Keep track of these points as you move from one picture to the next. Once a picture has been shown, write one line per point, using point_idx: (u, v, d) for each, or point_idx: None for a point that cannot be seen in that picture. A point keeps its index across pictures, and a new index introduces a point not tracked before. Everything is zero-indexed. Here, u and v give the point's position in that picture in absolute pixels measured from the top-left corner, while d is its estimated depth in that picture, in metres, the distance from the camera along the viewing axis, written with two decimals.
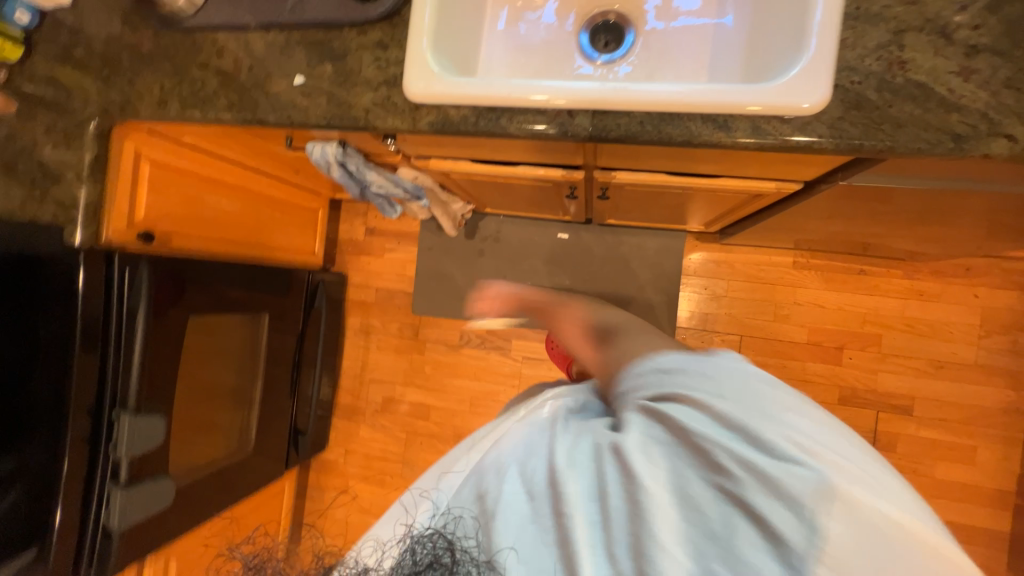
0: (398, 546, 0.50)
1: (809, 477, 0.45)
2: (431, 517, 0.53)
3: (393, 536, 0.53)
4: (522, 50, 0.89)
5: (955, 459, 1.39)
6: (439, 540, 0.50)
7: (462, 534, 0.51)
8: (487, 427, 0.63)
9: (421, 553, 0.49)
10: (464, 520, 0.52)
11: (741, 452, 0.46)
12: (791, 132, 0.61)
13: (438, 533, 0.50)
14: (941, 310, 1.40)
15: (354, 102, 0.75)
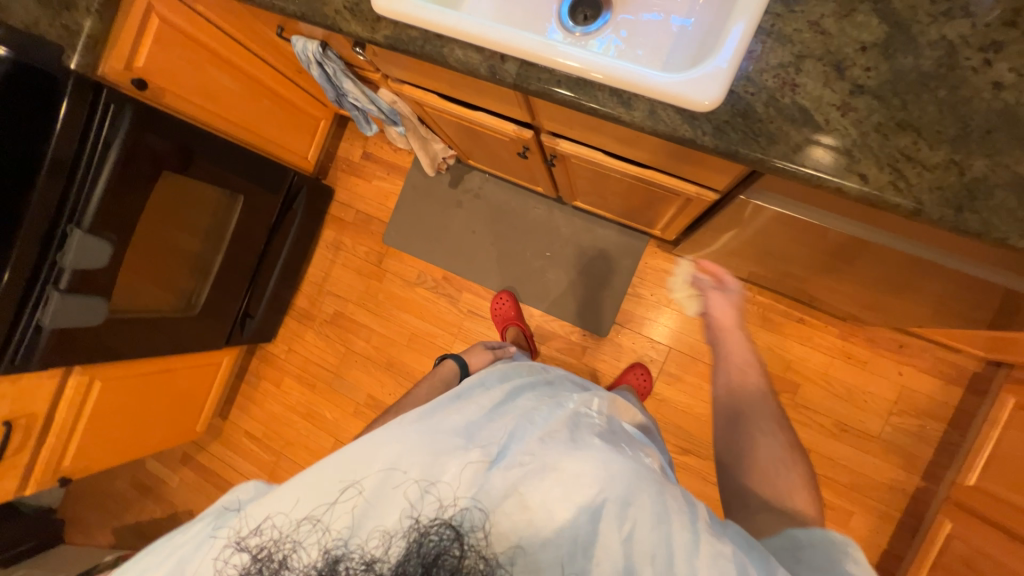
0: (408, 533, 0.63)
1: None
2: (439, 508, 0.64)
3: (401, 514, 0.64)
4: (505, 3, 0.94)
5: (830, 519, 1.43)
6: (446, 533, 0.62)
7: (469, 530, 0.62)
8: (522, 438, 0.69)
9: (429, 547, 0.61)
10: (470, 518, 0.63)
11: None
12: (681, 124, 0.66)
13: (445, 528, 0.62)
14: (863, 378, 1.43)
15: (328, 0, 0.82)
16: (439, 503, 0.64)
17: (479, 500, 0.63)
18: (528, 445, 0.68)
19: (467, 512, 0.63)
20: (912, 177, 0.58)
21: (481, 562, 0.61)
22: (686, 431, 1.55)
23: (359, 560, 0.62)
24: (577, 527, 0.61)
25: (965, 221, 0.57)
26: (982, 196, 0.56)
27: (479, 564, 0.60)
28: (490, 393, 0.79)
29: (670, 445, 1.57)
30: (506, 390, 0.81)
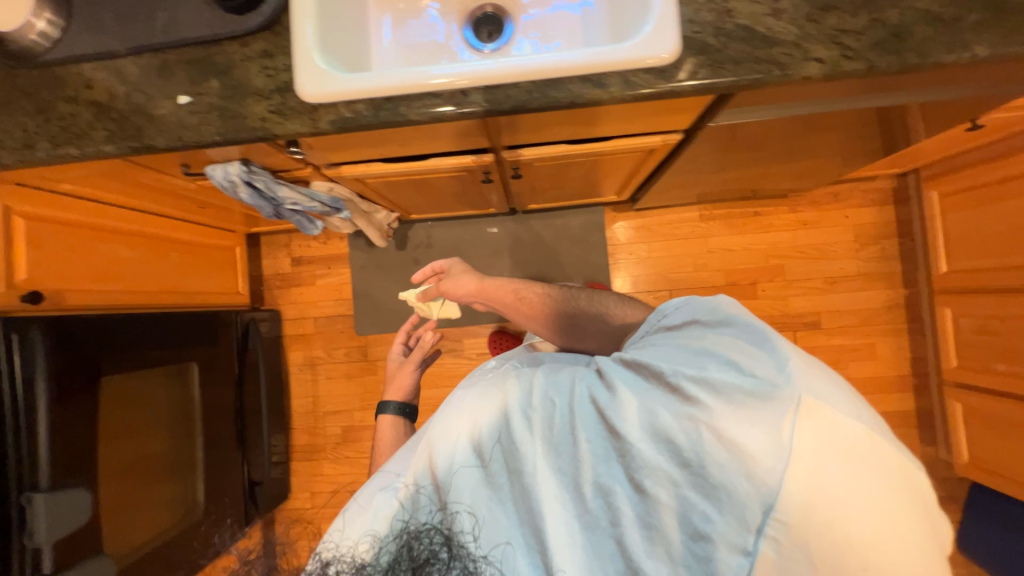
0: (393, 541, 0.58)
1: (738, 425, 0.52)
2: (429, 514, 0.60)
3: (386, 533, 0.60)
4: (411, 51, 0.93)
5: (861, 358, 1.60)
6: (435, 536, 0.57)
7: (461, 529, 0.58)
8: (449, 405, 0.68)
9: (419, 547, 0.57)
10: (460, 515, 0.59)
11: (692, 397, 0.53)
12: (656, 81, 0.70)
13: (433, 530, 0.58)
14: (824, 234, 1.62)
15: (247, 113, 0.74)
16: (421, 511, 0.61)
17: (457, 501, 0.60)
18: (450, 410, 0.66)
19: (451, 517, 0.59)
20: (853, 44, 0.67)
21: (473, 563, 0.56)
22: None
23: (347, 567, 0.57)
24: (531, 446, 0.59)
25: (908, 59, 0.67)
26: (909, 36, 0.67)
27: (470, 564, 0.56)
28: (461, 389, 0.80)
29: None
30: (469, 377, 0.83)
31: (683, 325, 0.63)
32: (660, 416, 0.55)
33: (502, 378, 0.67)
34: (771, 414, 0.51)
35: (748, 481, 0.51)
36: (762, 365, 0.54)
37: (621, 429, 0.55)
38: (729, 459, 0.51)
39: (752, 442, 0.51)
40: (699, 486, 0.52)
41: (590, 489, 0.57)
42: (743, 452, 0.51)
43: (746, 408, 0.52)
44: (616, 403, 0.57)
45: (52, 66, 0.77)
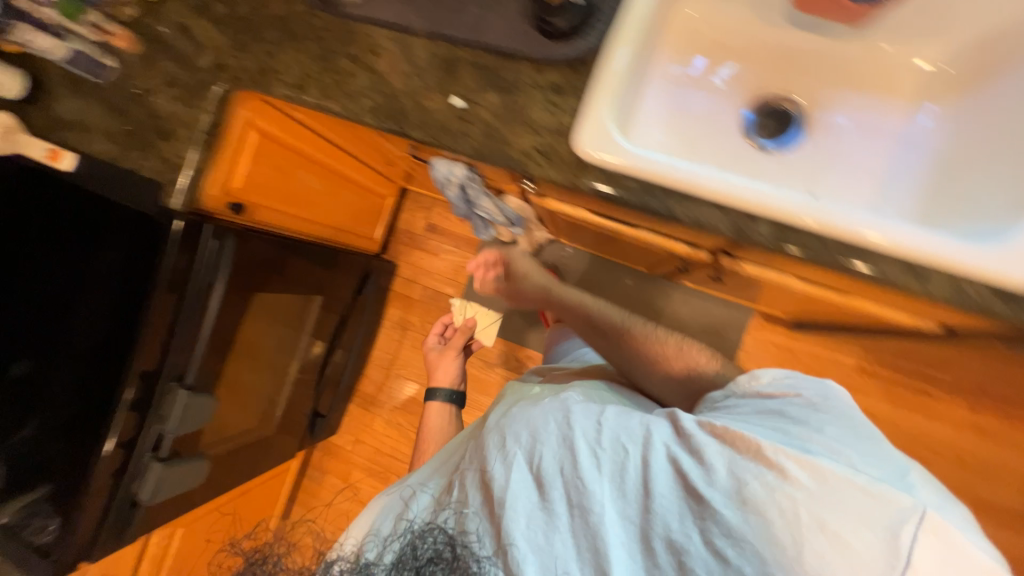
0: (399, 541, 0.64)
1: (835, 508, 0.55)
2: (431, 517, 0.68)
3: (395, 537, 0.66)
4: (678, 114, 0.81)
5: None
6: (439, 536, 0.61)
7: (465, 533, 0.62)
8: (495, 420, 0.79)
9: (424, 546, 0.60)
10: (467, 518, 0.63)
11: (793, 471, 0.57)
12: (995, 302, 0.59)
13: (438, 532, 0.62)
14: (996, 451, 1.37)
15: (512, 141, 0.70)
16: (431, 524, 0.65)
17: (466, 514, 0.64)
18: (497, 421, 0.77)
19: (452, 532, 0.62)
20: None
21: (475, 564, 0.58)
22: None
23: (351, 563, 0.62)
24: (597, 468, 0.61)
25: None
26: None
27: (470, 564, 0.58)
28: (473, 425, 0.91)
29: None
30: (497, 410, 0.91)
31: (776, 397, 0.72)
32: (747, 481, 0.58)
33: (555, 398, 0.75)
34: (873, 500, 0.55)
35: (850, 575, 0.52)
36: (845, 453, 0.61)
37: (711, 486, 0.59)
38: (824, 546, 0.53)
39: (856, 538, 0.53)
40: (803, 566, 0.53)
41: (656, 541, 0.58)
42: (841, 540, 0.53)
43: (842, 497, 0.55)
44: (698, 448, 0.62)
45: (349, 21, 0.77)
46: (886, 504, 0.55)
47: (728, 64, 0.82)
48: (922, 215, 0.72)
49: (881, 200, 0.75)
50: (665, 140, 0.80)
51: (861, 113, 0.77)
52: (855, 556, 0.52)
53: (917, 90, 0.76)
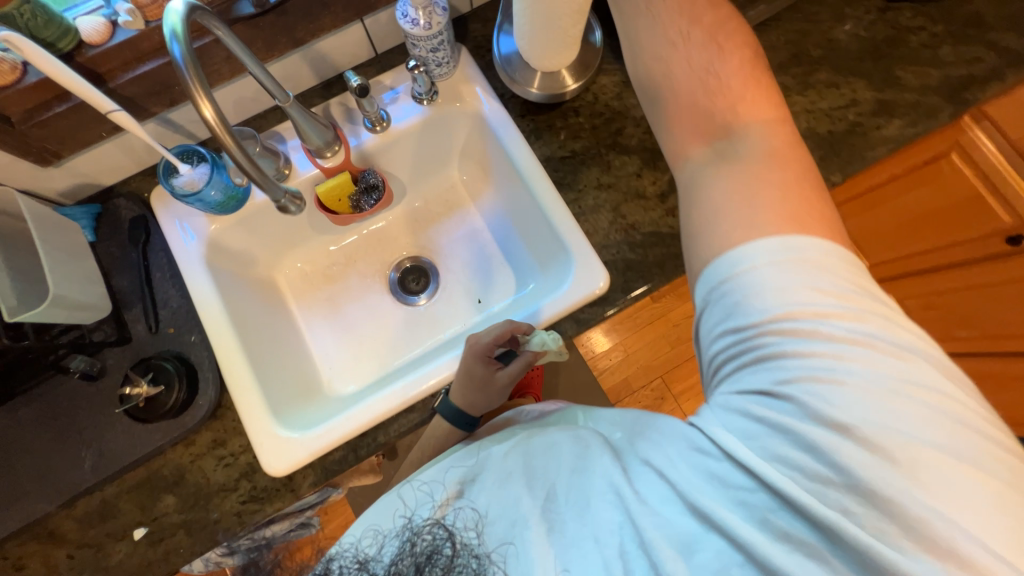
0: (398, 539, 0.55)
1: (904, 437, 0.36)
2: (430, 509, 0.57)
3: (393, 534, 0.56)
4: (351, 331, 0.91)
5: None
6: (438, 531, 0.54)
7: (462, 527, 0.53)
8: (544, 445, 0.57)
9: (419, 544, 0.54)
10: (462, 512, 0.55)
11: (846, 363, 0.38)
12: (602, 309, 0.73)
13: (434, 524, 0.55)
14: None
15: (216, 516, 0.67)
16: (430, 502, 0.58)
17: (476, 494, 0.55)
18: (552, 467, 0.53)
19: (459, 508, 0.55)
20: None
21: (473, 562, 0.51)
22: None
23: (352, 561, 0.56)
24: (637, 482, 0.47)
25: None
26: None
27: (472, 565, 0.50)
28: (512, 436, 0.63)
29: None
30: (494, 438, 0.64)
31: (844, 333, 0.39)
32: (832, 404, 0.38)
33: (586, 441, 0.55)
34: (926, 414, 0.36)
35: (880, 520, 0.35)
36: (877, 349, 0.39)
37: (840, 472, 0.37)
38: (870, 468, 0.36)
39: (927, 489, 0.34)
40: (839, 508, 0.37)
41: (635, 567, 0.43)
42: (917, 510, 0.34)
43: (911, 420, 0.36)
44: (779, 356, 0.40)
45: None
46: (819, 307, 0.40)
47: (350, 272, 0.94)
48: (545, 270, 0.85)
49: (522, 279, 0.90)
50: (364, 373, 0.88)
51: (461, 231, 0.95)
52: (869, 382, 0.38)
53: (469, 189, 0.95)
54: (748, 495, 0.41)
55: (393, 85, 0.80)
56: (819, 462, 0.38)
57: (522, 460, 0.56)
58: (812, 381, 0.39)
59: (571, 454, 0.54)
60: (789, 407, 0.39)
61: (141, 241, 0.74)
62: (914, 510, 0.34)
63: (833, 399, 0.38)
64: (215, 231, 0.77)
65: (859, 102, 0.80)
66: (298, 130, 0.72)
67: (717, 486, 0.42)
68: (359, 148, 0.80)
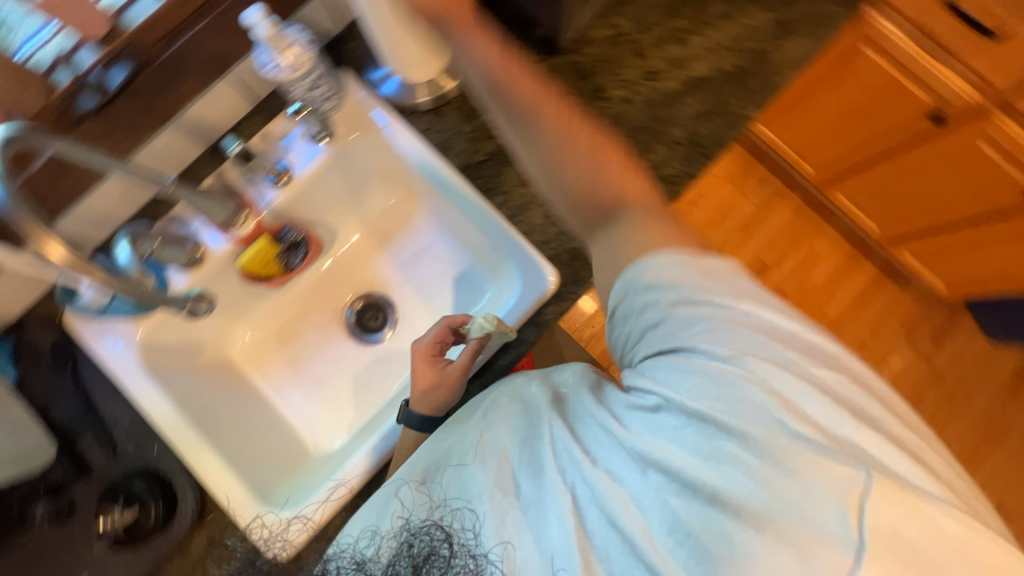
0: (392, 537, 0.54)
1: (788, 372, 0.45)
2: (423, 505, 0.55)
3: (391, 533, 0.54)
4: (323, 386, 0.88)
5: (815, 264, 1.75)
6: (436, 532, 0.51)
7: (461, 525, 0.51)
8: (505, 402, 0.58)
9: (419, 544, 0.52)
10: (461, 510, 0.51)
11: (740, 327, 0.47)
12: (558, 305, 0.72)
13: (434, 525, 0.52)
14: (711, 200, 1.77)
15: None
16: (422, 504, 0.55)
17: (454, 489, 0.53)
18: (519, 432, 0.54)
19: (448, 512, 0.52)
20: (671, 171, 0.75)
21: (472, 561, 0.49)
22: None
23: (349, 561, 0.53)
24: (592, 431, 0.50)
25: (715, 153, 0.75)
26: (701, 138, 0.76)
27: (471, 563, 0.49)
28: (473, 406, 0.63)
29: None
30: (462, 409, 0.64)
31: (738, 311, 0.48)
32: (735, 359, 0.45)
33: (538, 403, 0.56)
34: (812, 364, 0.46)
35: (786, 442, 0.42)
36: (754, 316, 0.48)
37: (754, 403, 0.44)
38: (762, 399, 0.44)
39: (814, 415, 0.44)
40: (751, 430, 0.43)
41: (596, 513, 0.46)
42: (812, 429, 0.43)
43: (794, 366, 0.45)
44: (690, 329, 0.48)
45: None
46: (714, 295, 0.49)
47: (306, 327, 0.91)
48: (496, 277, 0.83)
49: (477, 289, 0.88)
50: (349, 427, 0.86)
51: (405, 256, 0.92)
52: (764, 347, 0.46)
53: (401, 210, 0.91)
54: (683, 431, 0.45)
55: (284, 131, 0.75)
56: (733, 397, 0.44)
57: (488, 431, 0.55)
58: (712, 348, 0.46)
59: (527, 425, 0.54)
60: (694, 357, 0.46)
61: (69, 365, 0.70)
62: (813, 438, 0.42)
63: (740, 357, 0.45)
64: (145, 334, 0.73)
65: (758, 28, 0.79)
66: (197, 210, 0.68)
67: (658, 425, 0.46)
68: (268, 208, 0.75)
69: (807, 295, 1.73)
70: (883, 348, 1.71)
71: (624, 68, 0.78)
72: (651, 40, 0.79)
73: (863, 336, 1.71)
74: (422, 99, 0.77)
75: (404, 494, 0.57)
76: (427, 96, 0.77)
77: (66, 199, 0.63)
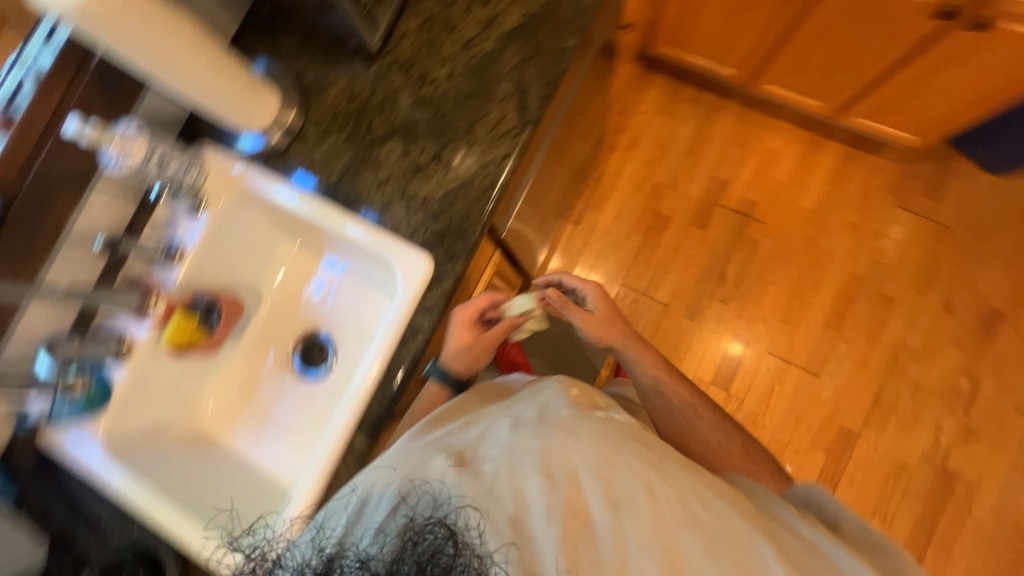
0: (397, 529, 0.53)
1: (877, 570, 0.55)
2: (434, 505, 0.55)
3: (393, 525, 0.54)
4: (286, 430, 0.92)
5: (775, 162, 1.66)
6: (440, 530, 0.51)
7: (467, 523, 0.53)
8: (560, 421, 0.62)
9: (426, 541, 0.50)
10: (467, 509, 0.54)
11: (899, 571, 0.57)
12: (442, 285, 0.74)
13: (438, 522, 0.51)
14: (649, 136, 1.73)
15: None
16: (431, 501, 0.56)
17: (465, 488, 0.56)
18: (579, 449, 0.59)
19: (456, 508, 0.54)
20: (510, 125, 0.76)
21: (478, 561, 0.49)
22: (704, 272, 1.63)
23: (351, 561, 0.50)
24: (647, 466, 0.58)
25: (547, 93, 0.76)
26: (530, 84, 0.76)
27: (478, 564, 0.49)
28: (516, 417, 0.66)
29: (717, 288, 1.62)
30: (498, 420, 0.67)
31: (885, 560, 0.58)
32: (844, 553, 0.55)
33: (595, 427, 0.62)
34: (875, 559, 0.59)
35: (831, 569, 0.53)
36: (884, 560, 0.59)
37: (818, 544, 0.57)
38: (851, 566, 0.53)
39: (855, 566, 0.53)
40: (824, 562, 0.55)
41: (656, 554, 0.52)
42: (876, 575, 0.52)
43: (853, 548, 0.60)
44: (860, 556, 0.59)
45: None
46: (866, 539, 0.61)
47: (259, 380, 0.95)
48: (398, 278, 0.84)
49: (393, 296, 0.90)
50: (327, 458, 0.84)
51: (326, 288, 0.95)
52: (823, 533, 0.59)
53: (309, 249, 0.95)
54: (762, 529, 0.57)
55: (167, 215, 0.83)
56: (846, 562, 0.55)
57: (549, 445, 0.59)
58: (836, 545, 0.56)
59: (598, 445, 0.59)
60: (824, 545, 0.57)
61: (53, 473, 0.79)
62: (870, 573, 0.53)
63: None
64: (107, 427, 0.81)
65: None
66: (107, 306, 0.75)
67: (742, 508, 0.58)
68: (174, 286, 0.83)
69: (777, 195, 1.64)
70: (878, 223, 1.58)
71: (440, 47, 0.80)
72: (461, 10, 0.81)
73: (850, 217, 1.60)
74: (275, 138, 0.81)
75: (423, 491, 0.58)
76: (277, 135, 0.81)
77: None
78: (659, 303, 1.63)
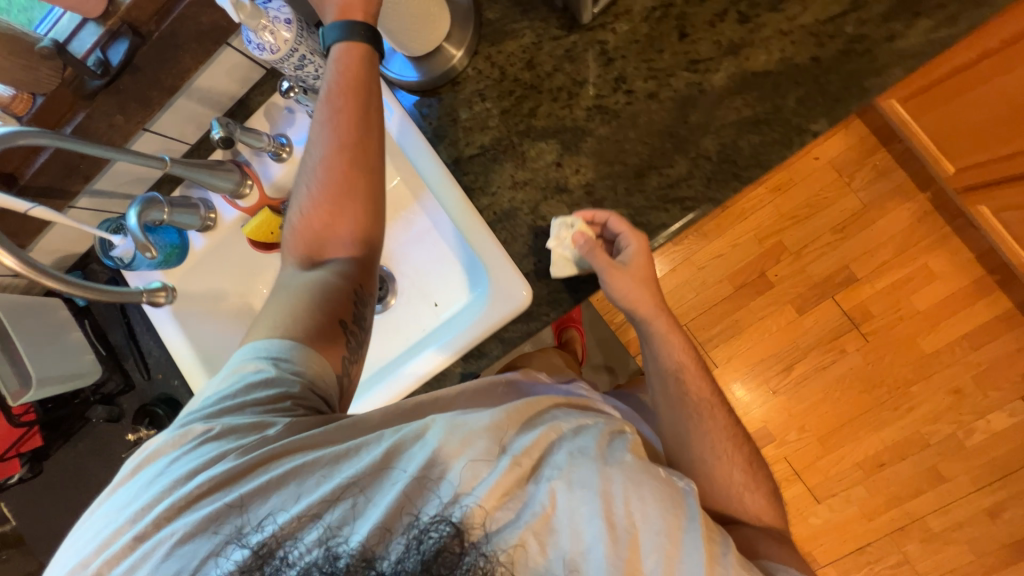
0: (380, 528, 0.42)
1: None
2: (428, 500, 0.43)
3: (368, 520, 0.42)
4: None
5: (922, 286, 1.42)
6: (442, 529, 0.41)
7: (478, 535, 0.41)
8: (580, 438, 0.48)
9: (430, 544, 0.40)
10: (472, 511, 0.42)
11: None
12: (527, 325, 0.68)
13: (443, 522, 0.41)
14: (807, 187, 1.46)
15: None
16: (427, 497, 0.43)
17: (479, 490, 0.43)
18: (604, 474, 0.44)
19: (470, 509, 0.42)
20: (689, 192, 0.62)
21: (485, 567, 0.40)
22: (771, 356, 1.50)
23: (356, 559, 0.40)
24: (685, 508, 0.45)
25: (751, 176, 0.61)
26: (737, 155, 0.61)
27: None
28: (527, 412, 0.51)
29: (775, 376, 1.50)
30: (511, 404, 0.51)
31: None
32: None
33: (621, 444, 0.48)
34: None
35: None
36: None
37: None
38: None
39: None
40: None
41: None
42: None
43: None
44: None
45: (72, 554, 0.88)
46: None
47: None
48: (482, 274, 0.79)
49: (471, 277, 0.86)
50: (295, 231, 0.61)
51: (411, 231, 0.93)
52: None
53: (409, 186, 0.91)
54: None
55: (287, 106, 0.76)
56: None
57: (559, 461, 0.45)
58: None
59: (631, 469, 0.45)
60: None
61: (119, 300, 0.84)
62: None
63: None
64: (174, 284, 0.82)
65: (864, 3, 0.57)
66: (199, 182, 0.71)
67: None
68: (271, 181, 0.78)
69: (899, 320, 1.43)
70: (984, 403, 1.39)
71: (661, 51, 0.62)
72: (708, 14, 0.61)
73: (960, 380, 1.41)
74: (433, 76, 0.68)
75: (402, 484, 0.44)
76: (439, 73, 0.68)
77: (97, 163, 0.70)
78: (709, 361, 1.53)
